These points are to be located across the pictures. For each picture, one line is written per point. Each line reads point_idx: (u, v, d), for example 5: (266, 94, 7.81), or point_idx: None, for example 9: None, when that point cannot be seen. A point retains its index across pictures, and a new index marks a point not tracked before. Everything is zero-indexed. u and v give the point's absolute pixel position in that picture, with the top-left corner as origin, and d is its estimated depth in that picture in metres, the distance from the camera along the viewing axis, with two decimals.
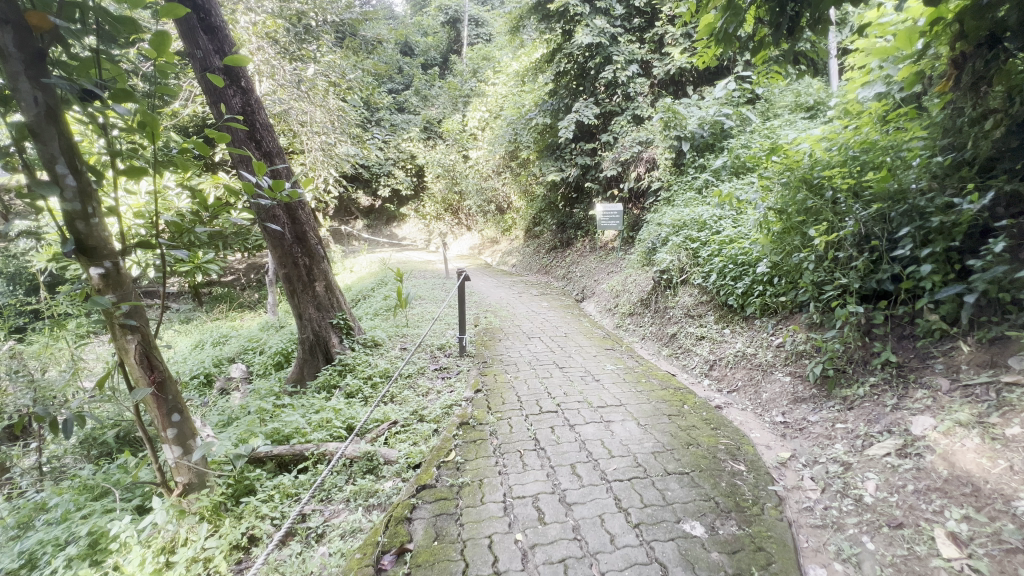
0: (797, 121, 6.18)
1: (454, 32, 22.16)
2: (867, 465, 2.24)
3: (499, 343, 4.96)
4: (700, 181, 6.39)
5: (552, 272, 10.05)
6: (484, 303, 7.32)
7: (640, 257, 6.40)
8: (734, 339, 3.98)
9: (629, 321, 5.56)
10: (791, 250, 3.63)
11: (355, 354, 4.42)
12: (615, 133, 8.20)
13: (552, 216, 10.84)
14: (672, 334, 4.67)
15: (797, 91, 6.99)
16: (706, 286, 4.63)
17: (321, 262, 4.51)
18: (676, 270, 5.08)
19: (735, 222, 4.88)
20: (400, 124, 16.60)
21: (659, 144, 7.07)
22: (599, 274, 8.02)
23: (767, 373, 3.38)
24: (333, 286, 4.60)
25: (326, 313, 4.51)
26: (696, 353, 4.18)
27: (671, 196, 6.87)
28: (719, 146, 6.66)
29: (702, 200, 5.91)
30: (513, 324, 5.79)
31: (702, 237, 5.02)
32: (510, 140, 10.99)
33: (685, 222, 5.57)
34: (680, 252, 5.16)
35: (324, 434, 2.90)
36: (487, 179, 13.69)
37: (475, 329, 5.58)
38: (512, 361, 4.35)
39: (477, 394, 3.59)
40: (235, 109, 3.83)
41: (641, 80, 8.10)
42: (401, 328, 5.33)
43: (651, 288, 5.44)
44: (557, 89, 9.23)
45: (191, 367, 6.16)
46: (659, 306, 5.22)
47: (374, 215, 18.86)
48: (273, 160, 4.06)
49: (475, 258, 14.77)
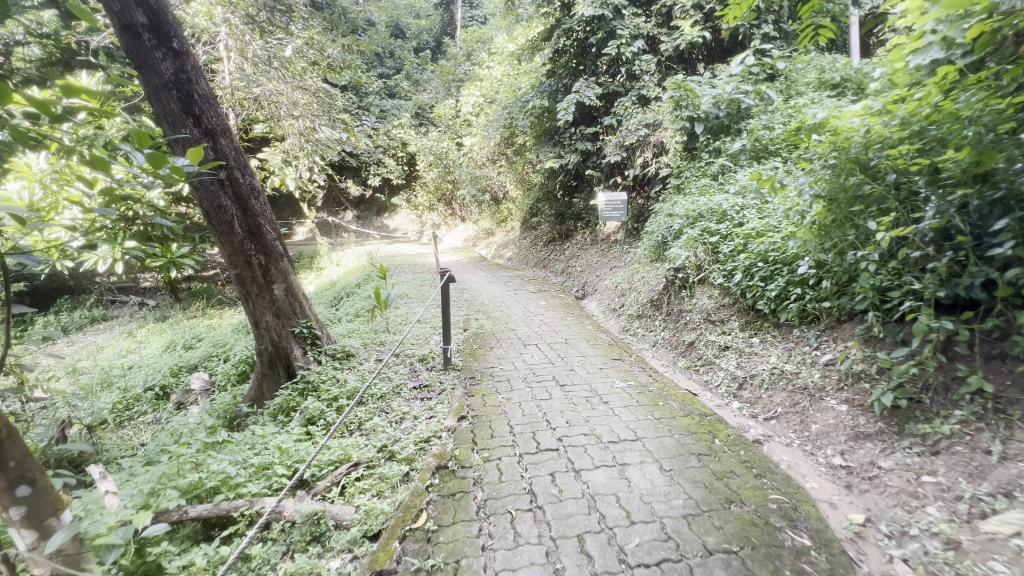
0: (824, 99, 5.53)
1: (447, 15, 21.25)
2: (987, 551, 1.65)
3: (491, 351, 4.35)
4: (715, 167, 5.74)
5: (550, 266, 9.40)
6: (477, 302, 6.69)
7: (649, 252, 5.77)
8: (766, 352, 3.37)
9: (637, 324, 4.96)
10: (842, 246, 3.00)
11: (321, 369, 3.78)
12: (619, 116, 7.51)
13: (551, 207, 10.16)
14: (689, 342, 4.05)
15: (821, 67, 6.33)
16: (728, 287, 4.02)
17: (281, 260, 3.85)
18: (692, 267, 4.44)
19: (762, 213, 4.24)
20: (390, 110, 15.80)
21: (668, 127, 6.40)
22: (602, 269, 7.38)
23: (814, 398, 2.76)
24: (295, 288, 3.93)
25: (287, 320, 3.84)
26: (721, 367, 3.55)
27: (682, 185, 6.22)
28: (736, 128, 6.02)
29: (719, 188, 5.28)
30: (506, 328, 5.16)
31: (722, 230, 4.38)
32: (505, 125, 10.22)
33: (700, 213, 4.95)
34: (696, 247, 4.53)
35: (262, 485, 2.28)
36: (481, 167, 12.97)
37: (463, 334, 4.97)
38: (504, 375, 3.74)
39: (460, 423, 2.97)
40: (165, 76, 3.15)
41: (647, 57, 7.41)
42: (379, 335, 4.69)
43: (663, 288, 4.81)
44: (555, 69, 8.52)
45: (147, 377, 5.48)
46: (672, 308, 4.59)
47: (364, 206, 18.07)
48: (218, 139, 3.40)
49: (469, 249, 13.99)
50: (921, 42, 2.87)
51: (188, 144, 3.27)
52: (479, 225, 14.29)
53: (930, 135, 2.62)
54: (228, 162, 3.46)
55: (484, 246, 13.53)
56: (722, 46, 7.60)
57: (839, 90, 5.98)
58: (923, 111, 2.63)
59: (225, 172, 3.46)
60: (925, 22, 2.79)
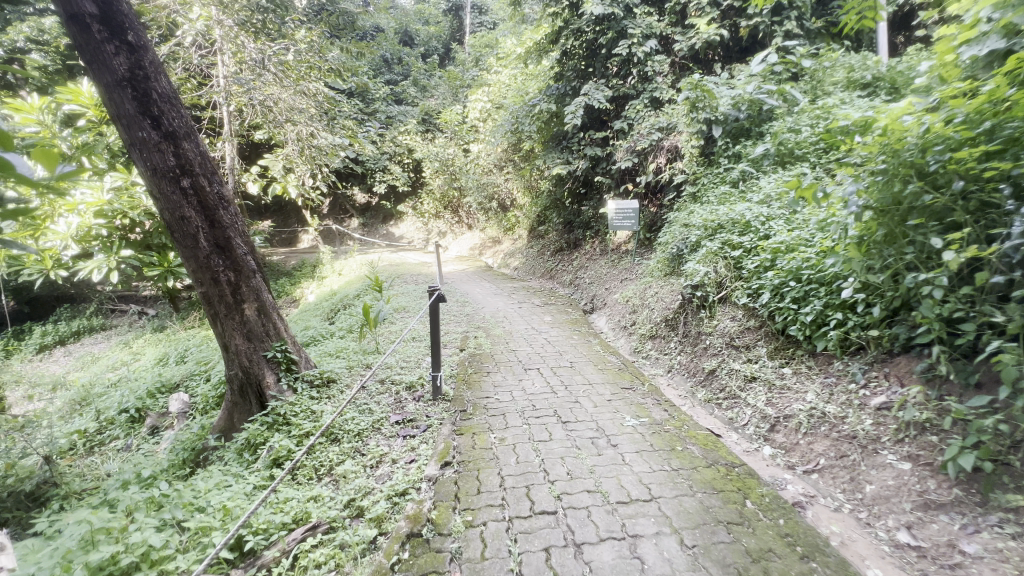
0: (856, 99, 5.07)
1: (456, 21, 21.19)
2: None
3: (488, 376, 3.94)
4: (735, 173, 5.27)
5: (558, 277, 8.95)
6: (477, 317, 6.28)
7: (662, 266, 5.33)
8: (802, 387, 2.90)
9: (650, 346, 4.51)
10: (894, 267, 2.54)
11: (296, 398, 3.39)
12: (630, 120, 7.11)
13: (559, 215, 9.73)
14: (709, 370, 3.59)
15: (850, 65, 5.83)
16: (754, 309, 3.57)
17: (254, 276, 3.48)
18: (712, 285, 4.00)
19: (791, 225, 3.80)
20: (397, 116, 15.58)
21: (683, 130, 5.97)
22: (611, 281, 6.94)
23: (866, 451, 2.30)
24: (270, 307, 3.56)
25: (259, 343, 3.46)
26: (747, 403, 3.09)
27: (698, 192, 5.76)
28: (757, 131, 5.58)
29: (739, 197, 4.84)
30: (506, 348, 4.74)
31: (746, 243, 3.94)
32: (511, 130, 9.43)
33: (719, 224, 4.52)
34: (717, 262, 4.09)
35: (193, 557, 1.88)
36: (487, 174, 12.62)
37: (460, 355, 4.56)
38: (500, 407, 3.32)
39: (444, 470, 2.56)
40: (117, 72, 2.81)
41: (660, 57, 7.01)
42: (367, 356, 4.32)
43: (679, 306, 4.37)
44: (563, 72, 8.15)
45: (123, 397, 5.12)
46: (690, 330, 4.14)
47: (370, 213, 17.74)
48: (180, 142, 3.05)
49: (475, 258, 13.56)
50: (976, 31, 2.46)
51: (146, 148, 2.94)
52: (485, 234, 13.88)
53: (1004, 134, 2.19)
54: (193, 168, 3.12)
55: (490, 255, 13.08)
56: (740, 46, 7.17)
57: (871, 90, 5.50)
58: (996, 107, 2.20)
59: (189, 179, 3.11)
60: (984, 5, 2.38)
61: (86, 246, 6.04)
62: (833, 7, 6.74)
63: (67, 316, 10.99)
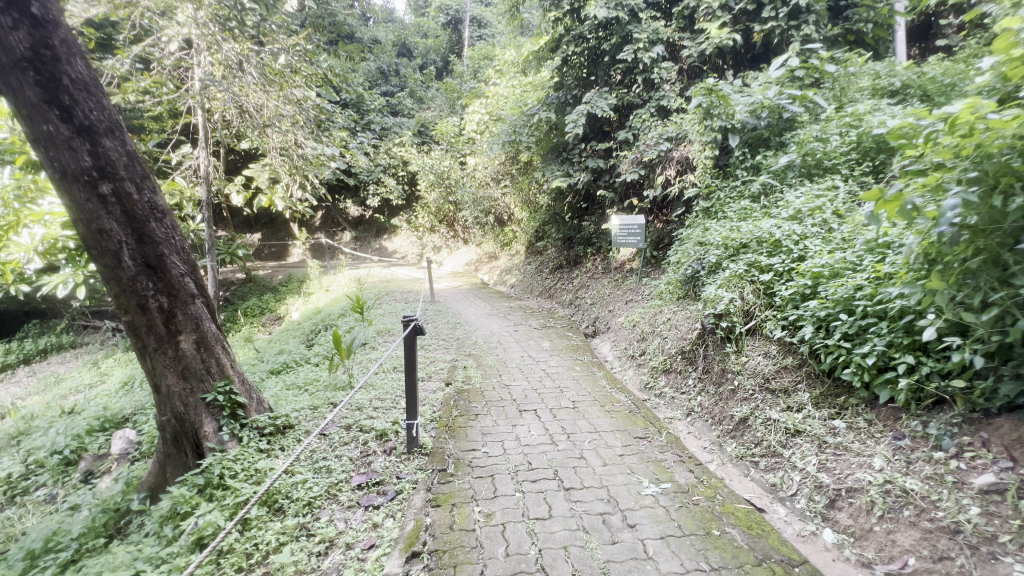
0: (887, 107, 4.60)
1: (455, 34, 20.98)
2: None
3: (478, 420, 3.35)
4: (755, 186, 4.73)
5: (557, 297, 8.38)
6: (469, 343, 5.68)
7: (674, 288, 4.78)
8: (867, 450, 2.33)
9: (664, 383, 3.93)
10: (994, 303, 2.00)
11: (242, 449, 2.79)
12: (635, 130, 6.66)
13: (558, 230, 9.21)
14: (740, 419, 3.00)
15: (875, 72, 5.37)
16: (794, 345, 3.01)
17: (195, 301, 2.88)
18: (739, 314, 3.44)
19: (831, 246, 3.28)
20: (391, 128, 15.17)
21: (696, 141, 5.48)
22: (616, 303, 6.38)
23: (977, 554, 1.73)
24: (214, 339, 2.94)
25: (197, 383, 2.84)
26: (794, 466, 2.50)
27: (712, 208, 5.24)
28: (777, 142, 5.10)
29: (761, 212, 4.31)
30: (499, 382, 4.15)
31: (778, 265, 3.40)
32: (508, 141, 8.97)
33: (741, 244, 3.99)
34: (743, 287, 3.54)
35: None
36: (484, 187, 12.14)
37: (446, 390, 3.97)
38: (490, 464, 2.73)
39: (414, 564, 1.96)
40: (16, 51, 2.29)
41: (668, 64, 6.60)
42: (337, 392, 3.74)
43: (697, 337, 3.81)
44: (563, 80, 7.71)
45: (59, 433, 4.46)
46: (712, 366, 3.56)
47: (363, 227, 17.17)
48: (98, 138, 2.50)
49: (470, 274, 12.97)
50: None
51: (54, 144, 2.39)
52: (481, 249, 13.32)
53: None
54: (117, 171, 2.56)
55: (486, 271, 12.50)
56: (750, 53, 6.72)
57: (900, 98, 5.01)
58: None
59: (111, 184, 2.55)
60: None
61: (53, 260, 5.19)
62: (849, 13, 6.30)
63: (35, 333, 10.33)
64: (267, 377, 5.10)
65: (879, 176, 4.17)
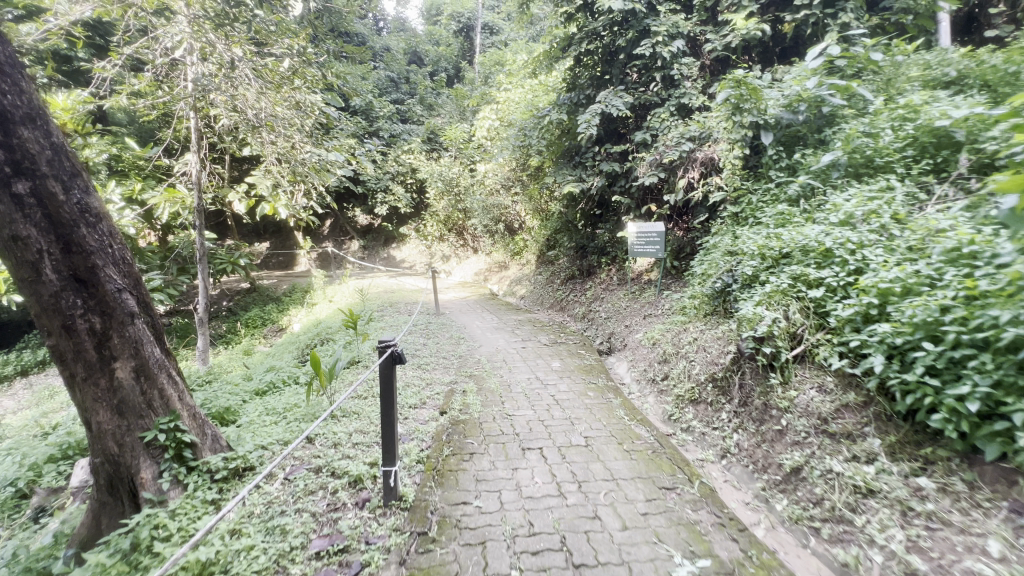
0: (945, 97, 4.03)
1: (467, 42, 20.76)
2: None
3: (473, 461, 2.85)
4: (793, 189, 4.18)
5: (569, 309, 7.86)
6: (471, 361, 5.17)
7: (701, 304, 4.24)
8: (977, 528, 1.78)
9: (692, 415, 3.39)
10: None
11: (186, 498, 2.32)
12: (652, 131, 6.17)
13: (570, 239, 8.70)
14: (792, 469, 2.45)
15: (925, 61, 4.79)
16: (858, 377, 2.46)
17: (136, 320, 2.43)
18: (784, 337, 2.90)
19: (898, 256, 2.73)
20: (400, 135, 14.87)
21: (723, 139, 4.95)
22: (633, 317, 5.85)
23: None
24: (158, 365, 2.48)
25: (135, 418, 2.37)
26: (873, 541, 1.96)
27: (742, 214, 4.69)
28: (816, 139, 4.56)
29: (802, 218, 3.75)
30: (501, 411, 3.64)
31: (831, 279, 2.85)
32: (518, 145, 8.52)
33: (782, 253, 3.45)
34: (788, 304, 2.99)
35: None
36: (493, 194, 11.70)
37: (440, 421, 3.48)
38: (483, 525, 2.23)
39: None
40: None
41: (689, 59, 6.11)
42: (315, 423, 3.28)
43: (731, 362, 3.26)
44: (576, 79, 7.24)
45: (16, 460, 4.02)
46: (750, 398, 3.01)
47: (371, 235, 16.84)
48: (14, 125, 2.09)
49: (479, 284, 12.50)
50: None
51: None
52: (491, 258, 12.85)
53: None
54: (36, 166, 2.14)
55: (495, 281, 12.03)
56: (778, 46, 6.16)
57: (957, 89, 4.37)
58: None
59: (29, 182, 2.13)
60: None
61: None
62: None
63: (35, 344, 10.10)
64: (249, 400, 4.65)
65: (942, 176, 3.57)
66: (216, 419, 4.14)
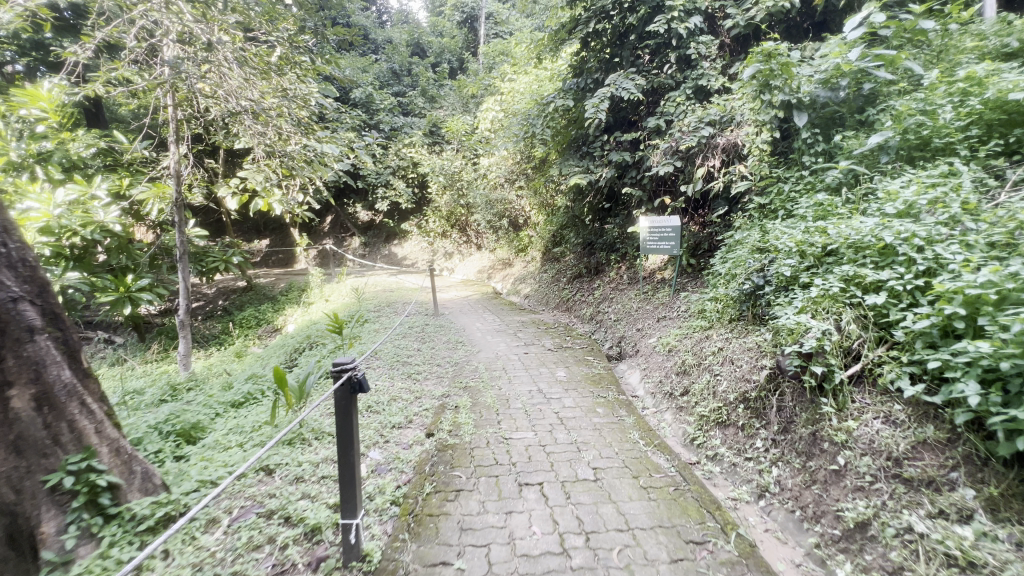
0: (1012, 68, 3.47)
1: (471, 33, 20.17)
2: None
3: (459, 501, 2.38)
4: (833, 176, 3.66)
5: (575, 310, 7.37)
6: (467, 370, 4.70)
7: (725, 308, 3.73)
8: None
9: (719, 440, 2.88)
10: None
11: (94, 556, 1.83)
12: (666, 116, 5.64)
13: (577, 235, 8.20)
14: (857, 524, 1.94)
15: (981, 31, 4.21)
16: (940, 408, 1.95)
17: (37, 339, 1.95)
18: (836, 353, 2.39)
19: (984, 254, 2.20)
20: (401, 128, 14.38)
21: (748, 122, 4.42)
22: (646, 320, 5.34)
23: None
24: (64, 393, 2.00)
25: (36, 458, 1.86)
26: None
27: (771, 207, 4.15)
28: (855, 120, 4.03)
29: (847, 209, 3.22)
30: (498, 433, 3.17)
31: (895, 282, 2.33)
32: (521, 136, 8.01)
33: (826, 250, 2.93)
34: (840, 312, 2.48)
35: None
36: (496, 189, 11.19)
37: (425, 445, 3.01)
38: None
39: None
40: None
41: (707, 37, 5.56)
42: (278, 451, 2.82)
43: (766, 381, 2.76)
44: (583, 63, 6.71)
45: None
46: (792, 426, 2.51)
47: (372, 232, 16.39)
48: None
49: (482, 282, 12.02)
50: None
51: None
52: (495, 255, 12.34)
53: None
54: None
55: (499, 278, 11.52)
56: (807, 22, 5.58)
57: None
58: None
59: None
60: None
61: None
62: None
63: None
64: (220, 415, 4.19)
65: (1015, 158, 3.04)
66: (180, 438, 3.70)
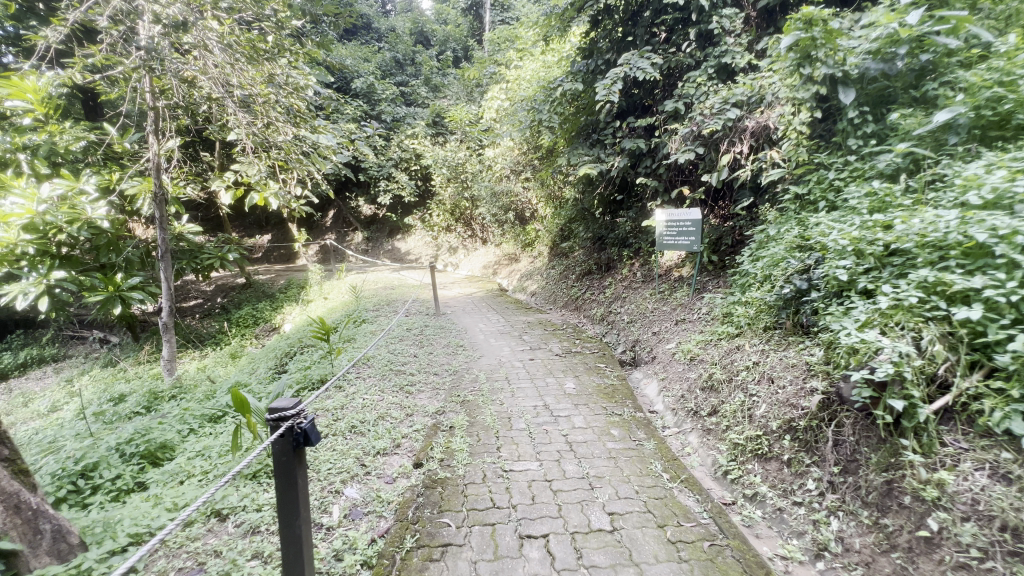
0: None
1: (476, 20, 19.52)
2: None
3: (447, 563, 1.94)
4: (887, 161, 3.13)
5: (585, 309, 6.89)
6: (466, 380, 4.26)
7: (760, 315, 3.23)
8: None
9: (760, 476, 2.41)
10: None
11: None
12: (686, 99, 5.11)
13: (587, 228, 7.69)
14: None
15: None
16: None
17: None
18: (916, 382, 1.90)
19: None
20: (403, 118, 13.89)
21: (783, 101, 3.89)
22: (663, 323, 4.86)
23: None
24: None
25: None
26: None
27: (811, 197, 3.64)
28: (910, 95, 3.48)
29: (911, 199, 2.70)
30: (497, 464, 2.72)
31: (997, 294, 1.83)
32: (526, 124, 7.50)
33: (890, 249, 2.43)
34: (919, 330, 1.99)
35: None
36: (501, 180, 10.68)
37: (411, 479, 2.57)
38: None
39: None
40: None
41: (731, 10, 5.01)
42: (238, 489, 2.39)
43: (819, 408, 2.28)
44: (594, 43, 6.16)
45: None
46: (857, 468, 2.03)
47: (375, 226, 15.97)
48: None
49: (488, 278, 11.57)
50: None
51: None
52: (500, 249, 11.85)
53: None
54: None
55: (504, 274, 11.04)
56: None
57: None
58: None
59: None
60: None
61: None
62: None
63: (17, 344, 9.17)
64: (194, 432, 3.79)
65: None
66: (143, 460, 3.30)
